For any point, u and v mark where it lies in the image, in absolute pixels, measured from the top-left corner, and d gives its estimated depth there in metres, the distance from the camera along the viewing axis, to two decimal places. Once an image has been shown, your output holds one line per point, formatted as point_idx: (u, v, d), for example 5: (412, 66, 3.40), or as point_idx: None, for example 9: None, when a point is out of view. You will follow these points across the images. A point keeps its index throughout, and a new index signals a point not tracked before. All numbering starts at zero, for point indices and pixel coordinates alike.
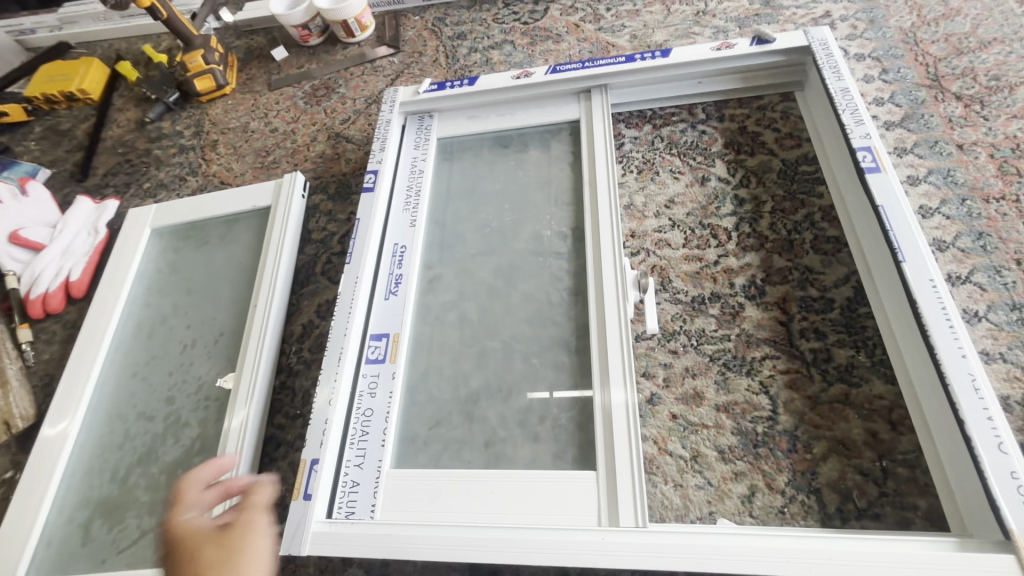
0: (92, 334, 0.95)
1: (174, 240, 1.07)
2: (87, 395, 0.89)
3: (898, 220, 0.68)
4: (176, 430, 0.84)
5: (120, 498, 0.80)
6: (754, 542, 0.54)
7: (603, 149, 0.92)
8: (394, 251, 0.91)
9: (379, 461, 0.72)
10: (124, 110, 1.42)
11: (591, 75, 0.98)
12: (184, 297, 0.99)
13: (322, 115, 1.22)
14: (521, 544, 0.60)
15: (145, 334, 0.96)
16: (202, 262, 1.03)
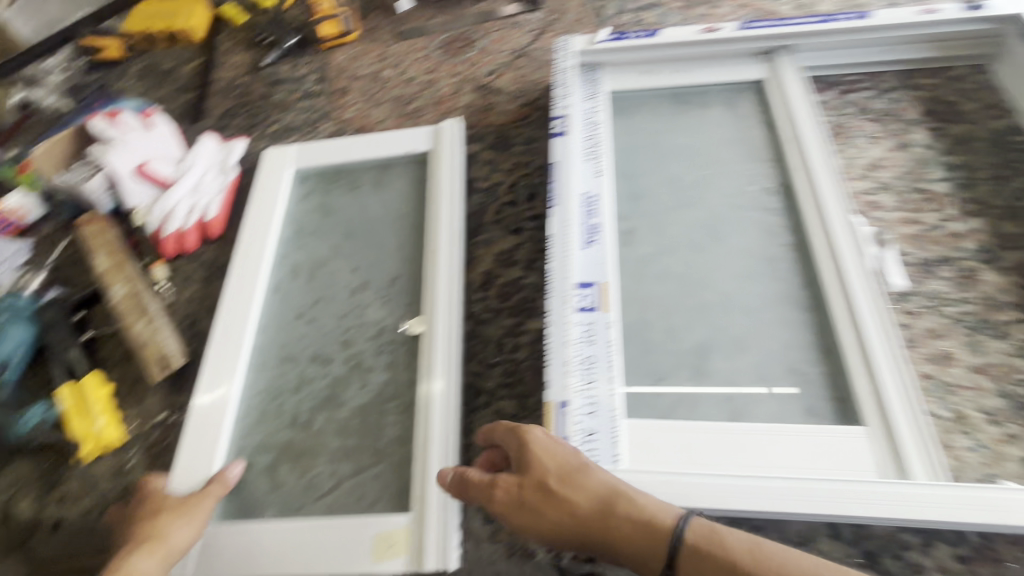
0: (245, 276, 0.88)
1: (320, 184, 1.01)
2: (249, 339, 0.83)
3: None
4: (361, 374, 0.79)
5: (307, 443, 0.74)
6: None
7: (804, 108, 0.88)
8: (585, 199, 0.84)
9: (615, 410, 0.68)
10: (232, 53, 1.35)
11: (781, 34, 0.94)
12: (342, 241, 0.93)
13: (463, 66, 1.17)
14: (815, 495, 0.57)
15: (303, 278, 0.90)
16: (357, 207, 0.97)
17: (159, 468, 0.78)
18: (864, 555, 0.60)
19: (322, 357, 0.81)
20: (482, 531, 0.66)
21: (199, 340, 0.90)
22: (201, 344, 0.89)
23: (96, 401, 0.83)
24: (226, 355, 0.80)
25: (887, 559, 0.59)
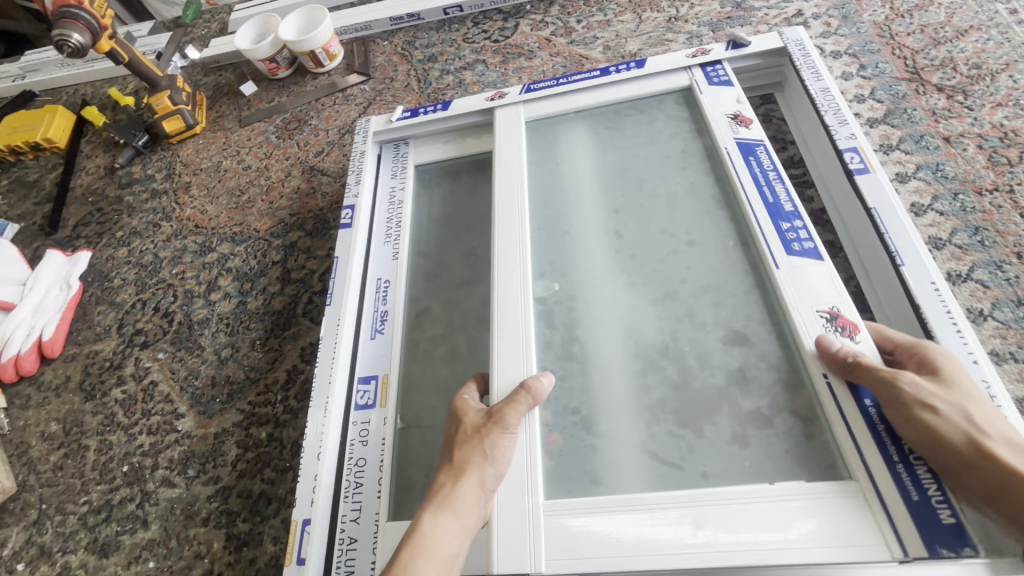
0: (562, 239, 0.81)
1: (594, 133, 0.91)
2: (575, 222, 0.82)
3: (892, 223, 0.66)
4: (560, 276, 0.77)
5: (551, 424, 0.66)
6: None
7: (581, 164, 0.88)
8: (378, 288, 0.87)
9: (376, 514, 0.68)
10: (92, 156, 1.38)
11: (564, 91, 0.95)
12: (557, 222, 0.83)
13: (295, 149, 1.19)
14: None
15: (550, 234, 0.82)
16: (564, 149, 0.91)
17: None
18: None
19: (142, 475, 0.85)
20: None
21: (27, 469, 0.91)
22: (28, 473, 0.91)
23: None
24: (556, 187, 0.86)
25: None
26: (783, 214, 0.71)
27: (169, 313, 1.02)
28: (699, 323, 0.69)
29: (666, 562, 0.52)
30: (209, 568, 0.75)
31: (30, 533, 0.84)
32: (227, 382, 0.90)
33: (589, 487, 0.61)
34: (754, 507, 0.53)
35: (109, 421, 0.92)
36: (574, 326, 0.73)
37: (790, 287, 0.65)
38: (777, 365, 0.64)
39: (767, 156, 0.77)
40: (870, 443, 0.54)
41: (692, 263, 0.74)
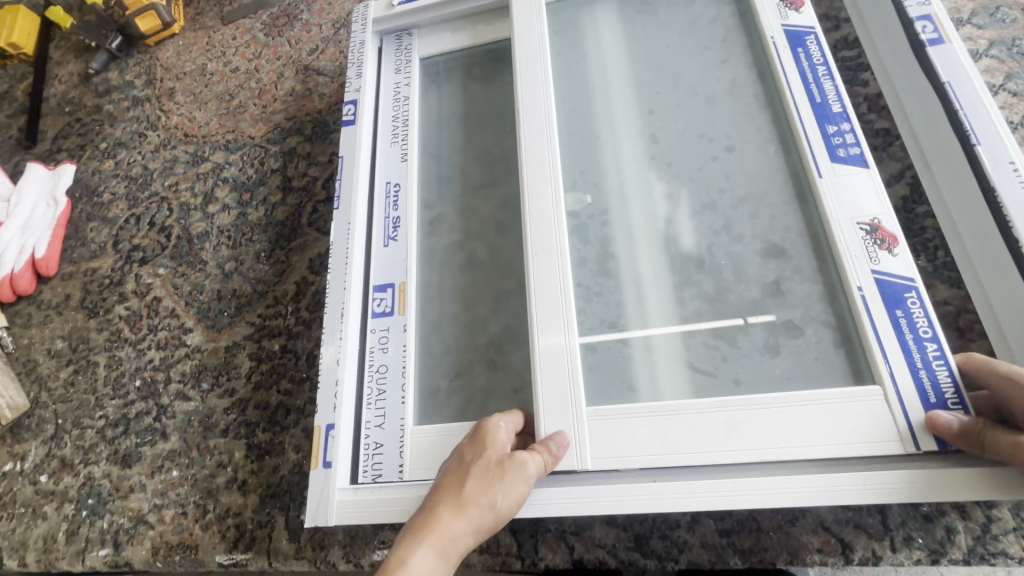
0: (591, 137, 0.72)
1: (626, 17, 0.80)
2: (606, 119, 0.73)
3: (968, 99, 0.59)
4: (586, 183, 0.70)
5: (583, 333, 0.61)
6: (831, 481, 0.48)
7: (610, 48, 0.78)
8: (388, 191, 0.80)
9: (402, 418, 0.66)
10: (64, 63, 1.25)
11: None
12: (583, 121, 0.74)
13: (286, 47, 1.08)
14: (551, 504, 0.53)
15: (577, 132, 0.73)
16: (590, 35, 0.80)
17: (7, 518, 0.80)
18: (633, 539, 0.60)
19: (155, 389, 0.83)
20: (288, 548, 0.69)
21: (38, 385, 0.89)
22: (40, 389, 0.89)
23: None
24: (585, 78, 0.76)
25: (654, 540, 0.59)
26: (830, 116, 0.62)
27: (165, 228, 0.96)
28: (745, 227, 0.63)
29: (696, 459, 0.51)
30: (232, 476, 0.74)
31: (50, 447, 0.84)
32: (234, 296, 0.86)
33: (624, 392, 0.58)
34: (797, 410, 0.51)
35: (116, 338, 0.89)
36: (608, 241, 0.66)
37: (832, 198, 0.58)
38: (823, 271, 0.58)
39: (817, 47, 0.66)
40: (896, 351, 0.51)
41: (731, 171, 0.66)
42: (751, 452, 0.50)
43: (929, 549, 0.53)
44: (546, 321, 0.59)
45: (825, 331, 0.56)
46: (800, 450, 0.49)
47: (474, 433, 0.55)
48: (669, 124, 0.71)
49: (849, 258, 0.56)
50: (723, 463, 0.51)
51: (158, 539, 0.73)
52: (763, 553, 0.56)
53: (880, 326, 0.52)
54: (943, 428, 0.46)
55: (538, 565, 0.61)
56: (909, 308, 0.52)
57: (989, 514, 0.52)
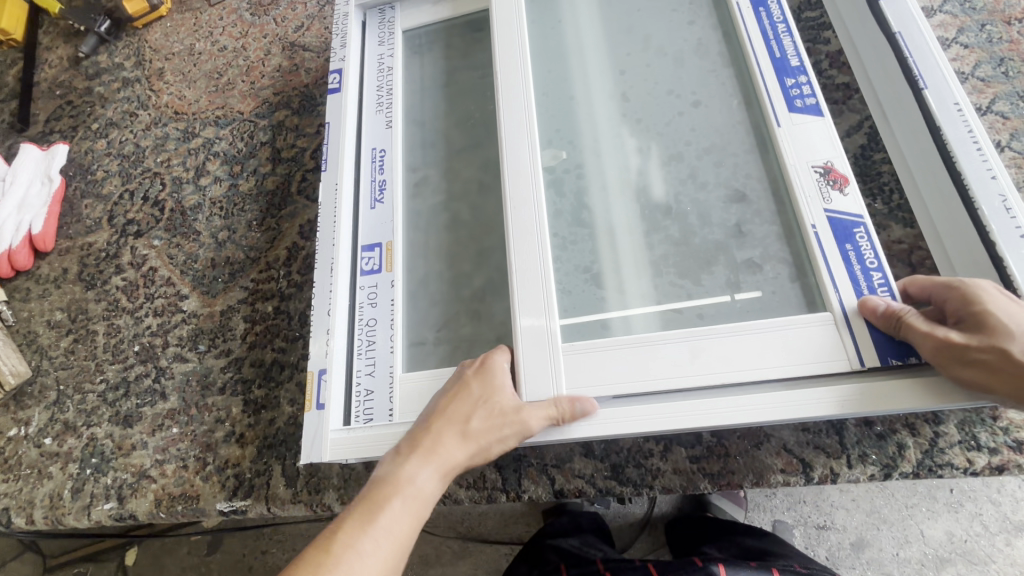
0: (567, 96, 0.75)
1: None
2: (580, 79, 0.76)
3: (917, 46, 0.62)
4: (562, 139, 0.73)
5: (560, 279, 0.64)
6: (786, 398, 0.51)
7: (584, 13, 0.81)
8: (374, 157, 0.82)
9: (391, 367, 0.69)
10: (53, 48, 1.27)
11: None
12: (559, 81, 0.76)
13: (272, 25, 1.10)
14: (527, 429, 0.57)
15: (554, 92, 0.76)
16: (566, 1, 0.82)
17: (13, 479, 0.84)
18: (611, 468, 0.63)
19: (154, 353, 0.86)
20: (286, 493, 0.72)
21: (39, 355, 0.92)
22: (41, 358, 0.92)
23: None
24: (561, 41, 0.79)
25: (630, 469, 0.63)
26: (789, 69, 0.65)
27: (159, 202, 0.99)
28: (711, 174, 0.67)
29: (663, 385, 0.55)
30: (230, 430, 0.78)
31: (53, 412, 0.87)
32: (228, 264, 0.89)
33: (598, 329, 0.61)
34: (754, 337, 0.54)
35: (113, 307, 0.92)
36: (583, 193, 0.70)
37: (790, 143, 0.62)
38: (782, 212, 0.62)
39: (779, 7, 0.69)
40: (846, 280, 0.55)
41: (697, 125, 0.69)
42: (713, 376, 0.54)
43: (882, 464, 0.57)
44: (523, 273, 0.62)
45: (784, 266, 0.60)
46: (756, 372, 0.53)
47: (481, 364, 0.60)
48: (641, 82, 0.74)
49: (805, 199, 0.59)
50: (689, 387, 0.54)
51: (161, 491, 0.76)
52: (730, 476, 0.60)
53: (831, 259, 0.56)
54: (870, 311, 0.52)
55: (522, 497, 0.65)
56: (858, 242, 0.56)
57: (937, 430, 0.57)
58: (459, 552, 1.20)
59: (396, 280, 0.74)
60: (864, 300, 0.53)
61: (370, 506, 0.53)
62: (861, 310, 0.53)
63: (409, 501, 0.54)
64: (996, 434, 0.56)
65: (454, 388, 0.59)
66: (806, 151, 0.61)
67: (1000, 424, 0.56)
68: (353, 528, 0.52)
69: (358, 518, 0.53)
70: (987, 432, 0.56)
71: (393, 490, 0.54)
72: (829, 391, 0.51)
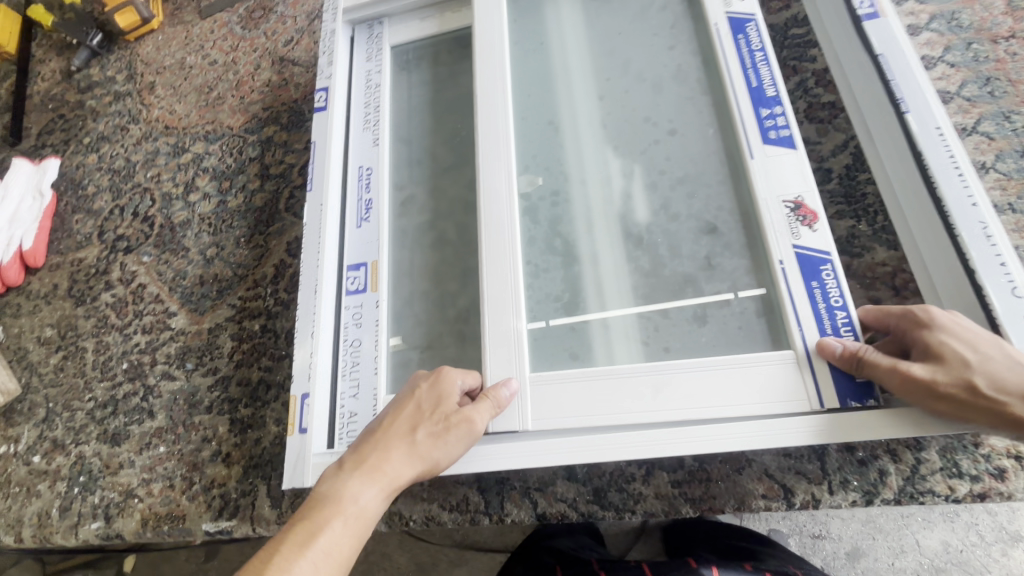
0: (548, 121, 0.75)
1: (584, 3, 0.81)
2: (562, 103, 0.76)
3: (900, 68, 0.62)
4: (540, 165, 0.72)
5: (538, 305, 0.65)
6: (748, 430, 0.51)
7: (569, 35, 0.80)
8: (360, 175, 0.82)
9: (374, 389, 0.69)
10: (46, 61, 1.27)
11: None
12: (541, 105, 0.76)
13: (262, 39, 1.10)
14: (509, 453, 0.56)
15: (535, 117, 0.75)
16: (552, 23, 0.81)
17: (3, 497, 0.84)
18: (593, 492, 0.63)
19: (142, 370, 0.86)
20: (271, 514, 0.72)
21: (29, 371, 0.92)
22: (31, 375, 0.92)
23: None
24: (546, 63, 0.79)
25: (613, 493, 0.63)
26: (765, 99, 0.64)
27: (149, 218, 0.99)
28: (686, 204, 0.66)
29: (631, 421, 0.54)
30: (217, 449, 0.78)
31: (42, 429, 0.87)
32: (216, 281, 0.89)
33: (567, 359, 0.62)
34: (719, 372, 0.54)
35: (103, 323, 0.92)
36: (557, 221, 0.69)
37: (760, 177, 0.61)
38: (749, 248, 0.62)
39: (757, 34, 0.67)
40: (809, 319, 0.54)
41: (672, 154, 0.69)
42: (676, 412, 0.54)
43: (864, 491, 0.57)
44: (495, 300, 0.62)
45: (751, 301, 0.59)
46: (722, 408, 0.53)
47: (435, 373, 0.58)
48: (622, 108, 0.73)
49: (773, 234, 0.58)
50: (654, 422, 0.54)
51: (148, 510, 0.76)
52: (712, 501, 0.60)
53: (796, 297, 0.55)
54: (831, 352, 0.52)
55: (505, 519, 0.65)
56: (824, 280, 0.55)
57: (919, 457, 0.56)
58: (454, 560, 1.20)
59: (379, 301, 0.74)
60: (823, 341, 0.52)
61: (311, 524, 0.50)
62: (820, 350, 0.52)
63: (351, 520, 0.51)
64: (978, 461, 0.55)
65: (403, 398, 0.57)
66: (777, 185, 0.60)
67: (982, 451, 0.55)
68: (285, 552, 0.48)
69: (291, 542, 0.49)
70: (969, 459, 0.55)
71: (334, 510, 0.51)
72: (793, 420, 0.51)
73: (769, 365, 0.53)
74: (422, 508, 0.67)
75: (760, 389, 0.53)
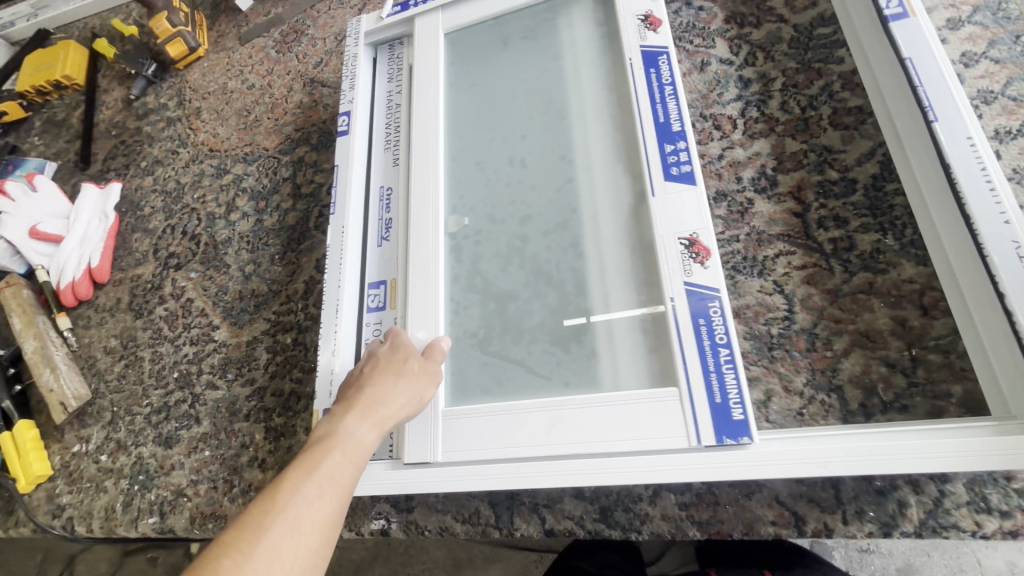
0: (481, 161, 0.79)
1: (530, 43, 0.85)
2: (495, 142, 0.80)
3: (929, 73, 0.58)
4: (470, 204, 0.77)
5: (507, 326, 0.69)
6: (656, 462, 0.55)
7: (512, 75, 0.83)
8: (381, 195, 0.87)
9: None
10: (110, 90, 1.40)
11: None
12: (484, 144, 0.80)
13: (295, 62, 1.16)
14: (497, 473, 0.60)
15: (472, 157, 0.80)
16: (504, 63, 0.85)
17: (78, 491, 0.94)
18: (600, 511, 0.64)
19: (189, 380, 0.94)
20: None
21: (98, 378, 1.03)
22: (99, 381, 1.02)
23: (29, 446, 0.97)
24: (489, 103, 0.83)
25: (619, 513, 0.63)
26: (670, 135, 0.67)
27: (196, 236, 1.07)
28: (597, 241, 0.69)
29: (526, 453, 0.60)
30: (254, 455, 0.84)
31: (108, 431, 0.97)
32: (253, 296, 0.96)
33: (478, 394, 0.67)
34: (611, 408, 0.58)
35: (158, 335, 1.01)
36: (478, 259, 0.73)
37: (659, 214, 0.64)
38: (647, 281, 0.65)
39: (668, 68, 0.70)
40: (694, 356, 0.57)
41: (585, 193, 0.72)
42: (578, 443, 0.58)
43: (881, 522, 0.54)
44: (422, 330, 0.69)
45: (642, 338, 0.63)
46: (614, 442, 0.57)
47: (367, 367, 0.65)
48: (552, 147, 0.76)
49: (667, 270, 0.61)
50: (548, 454, 0.59)
51: (195, 509, 0.84)
52: (720, 525, 0.59)
53: (684, 339, 0.58)
54: None
55: (514, 534, 0.67)
56: (711, 317, 0.57)
57: (943, 489, 0.53)
58: (485, 556, 1.23)
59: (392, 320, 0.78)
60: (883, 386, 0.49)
61: (272, 507, 0.50)
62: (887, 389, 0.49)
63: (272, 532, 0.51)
64: (1010, 496, 0.52)
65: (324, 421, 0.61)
66: (666, 222, 0.63)
67: (1016, 486, 0.52)
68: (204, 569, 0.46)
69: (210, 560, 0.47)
70: (1000, 493, 0.52)
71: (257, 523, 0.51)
72: (675, 456, 0.55)
73: (651, 401, 0.57)
74: (437, 518, 0.70)
75: (652, 418, 0.57)
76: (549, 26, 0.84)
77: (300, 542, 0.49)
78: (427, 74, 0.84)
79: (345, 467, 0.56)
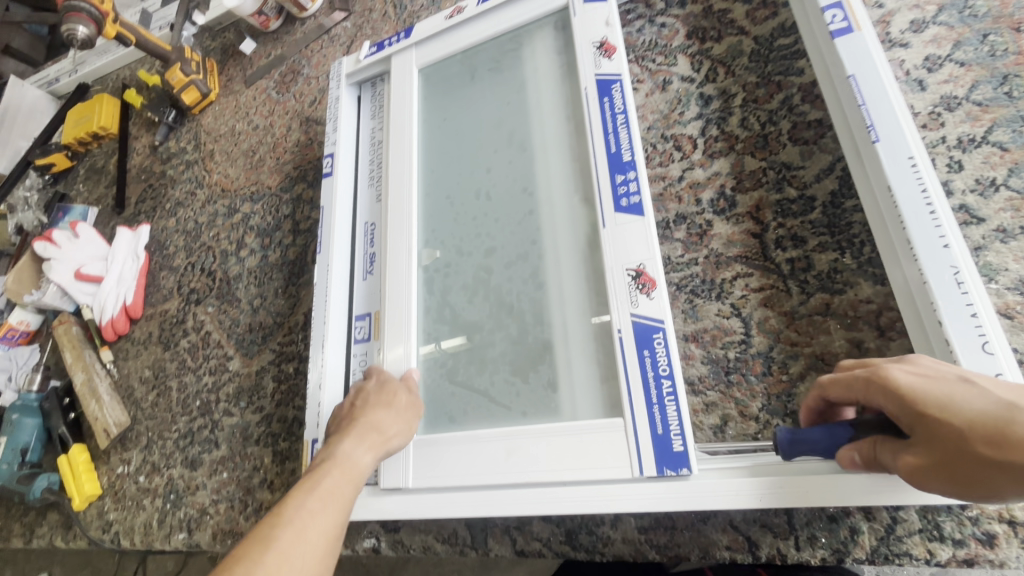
0: (450, 195, 0.83)
1: (495, 74, 0.87)
2: (463, 175, 0.83)
3: (872, 90, 0.56)
4: (440, 236, 0.80)
5: (474, 356, 0.73)
6: (604, 492, 0.56)
7: (479, 107, 0.86)
8: (366, 231, 0.92)
9: None
10: (139, 137, 1.52)
11: (510, 21, 0.85)
12: (452, 177, 0.83)
13: (293, 101, 1.23)
14: (458, 501, 0.63)
15: (442, 190, 0.83)
16: (471, 95, 0.88)
17: (122, 508, 1.06)
18: (566, 533, 0.67)
19: (209, 407, 1.03)
20: None
21: (135, 406, 1.14)
22: (136, 409, 1.13)
23: (80, 469, 1.08)
24: (458, 136, 0.86)
25: (583, 535, 0.66)
26: (621, 164, 0.67)
27: (212, 272, 1.17)
28: (555, 271, 0.71)
29: (484, 480, 0.62)
30: (264, 477, 0.92)
31: (145, 454, 1.08)
32: (261, 328, 1.04)
33: (447, 424, 0.71)
34: (559, 437, 0.61)
35: (183, 366, 1.11)
36: (447, 291, 0.77)
37: (609, 245, 0.65)
38: (601, 311, 0.66)
39: (621, 96, 0.70)
40: (639, 385, 0.58)
41: (542, 224, 0.74)
42: (531, 472, 0.60)
43: (833, 549, 0.54)
44: (395, 363, 0.74)
45: (596, 368, 0.65)
46: (564, 471, 0.59)
47: (360, 398, 0.70)
48: (514, 178, 0.79)
49: (617, 299, 0.63)
50: (504, 482, 0.62)
51: (216, 526, 0.93)
52: (677, 548, 0.61)
53: (631, 367, 0.59)
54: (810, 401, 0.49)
55: (489, 554, 0.70)
56: (655, 348, 0.59)
57: (896, 516, 0.53)
58: None
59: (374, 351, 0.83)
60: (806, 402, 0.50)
61: (278, 521, 0.53)
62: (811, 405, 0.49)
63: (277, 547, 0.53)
64: (963, 524, 0.51)
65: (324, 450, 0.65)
66: (614, 253, 0.65)
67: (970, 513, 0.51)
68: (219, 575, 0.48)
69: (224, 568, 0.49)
70: (954, 521, 0.51)
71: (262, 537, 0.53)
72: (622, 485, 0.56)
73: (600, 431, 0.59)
74: (420, 538, 0.75)
75: (601, 448, 0.58)
76: (512, 57, 0.86)
77: (305, 551, 0.52)
78: (400, 111, 0.88)
79: (345, 486, 0.59)
